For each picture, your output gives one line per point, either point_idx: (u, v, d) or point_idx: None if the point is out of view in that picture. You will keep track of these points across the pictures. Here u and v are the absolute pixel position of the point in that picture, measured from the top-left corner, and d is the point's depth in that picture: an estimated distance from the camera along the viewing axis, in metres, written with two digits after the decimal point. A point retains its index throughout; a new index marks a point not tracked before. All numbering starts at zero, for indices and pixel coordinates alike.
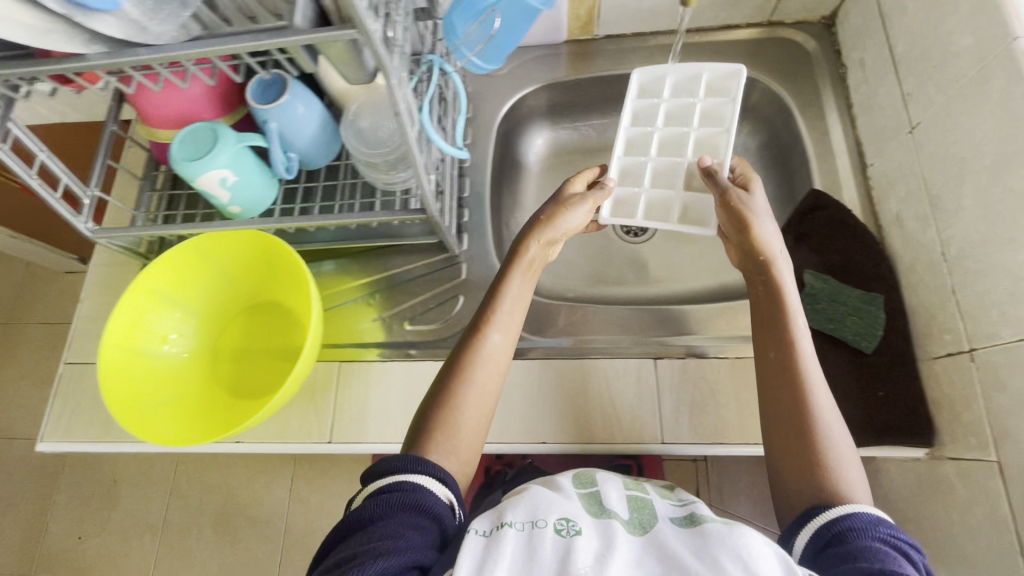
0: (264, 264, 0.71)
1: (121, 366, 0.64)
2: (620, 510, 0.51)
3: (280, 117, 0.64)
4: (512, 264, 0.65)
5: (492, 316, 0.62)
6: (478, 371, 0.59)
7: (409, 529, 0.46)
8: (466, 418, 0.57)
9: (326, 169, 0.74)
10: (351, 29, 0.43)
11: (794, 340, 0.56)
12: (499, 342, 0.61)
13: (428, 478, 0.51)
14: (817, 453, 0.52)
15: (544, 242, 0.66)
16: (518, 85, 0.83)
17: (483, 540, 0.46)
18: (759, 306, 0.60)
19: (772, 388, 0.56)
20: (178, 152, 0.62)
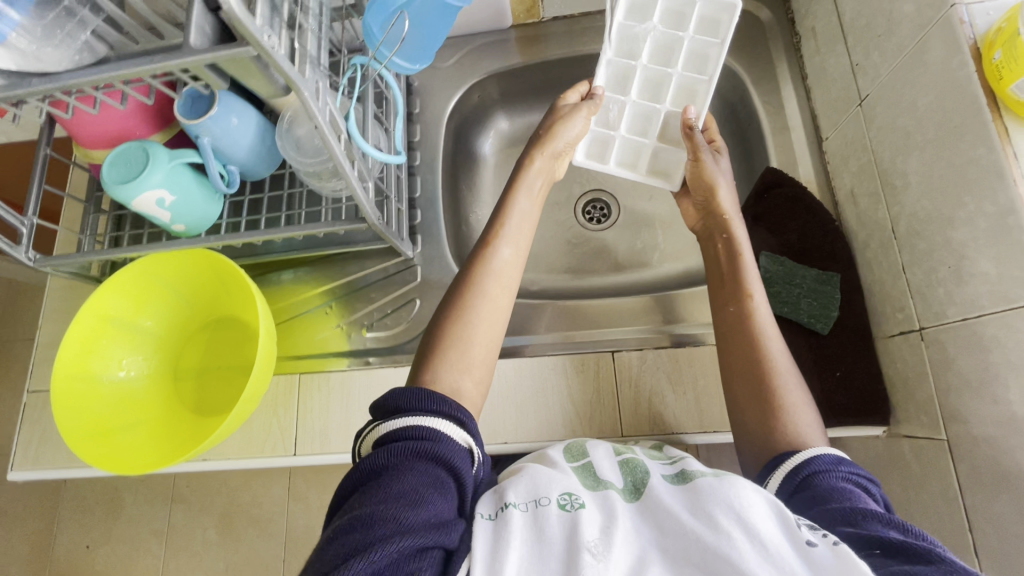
0: (217, 283, 0.70)
1: (76, 390, 0.64)
2: (612, 477, 0.52)
3: (212, 131, 0.62)
4: (518, 176, 0.66)
5: (501, 231, 0.61)
6: (490, 283, 0.58)
7: (434, 489, 0.44)
8: (477, 335, 0.56)
9: (271, 179, 0.73)
10: (249, 47, 0.40)
11: (749, 294, 0.60)
12: (509, 257, 0.60)
13: (442, 421, 0.48)
14: (775, 397, 0.54)
15: (546, 155, 0.68)
16: (466, 76, 0.81)
17: (492, 525, 0.44)
18: (719, 262, 0.64)
19: (734, 340, 0.58)
20: (108, 176, 0.61)
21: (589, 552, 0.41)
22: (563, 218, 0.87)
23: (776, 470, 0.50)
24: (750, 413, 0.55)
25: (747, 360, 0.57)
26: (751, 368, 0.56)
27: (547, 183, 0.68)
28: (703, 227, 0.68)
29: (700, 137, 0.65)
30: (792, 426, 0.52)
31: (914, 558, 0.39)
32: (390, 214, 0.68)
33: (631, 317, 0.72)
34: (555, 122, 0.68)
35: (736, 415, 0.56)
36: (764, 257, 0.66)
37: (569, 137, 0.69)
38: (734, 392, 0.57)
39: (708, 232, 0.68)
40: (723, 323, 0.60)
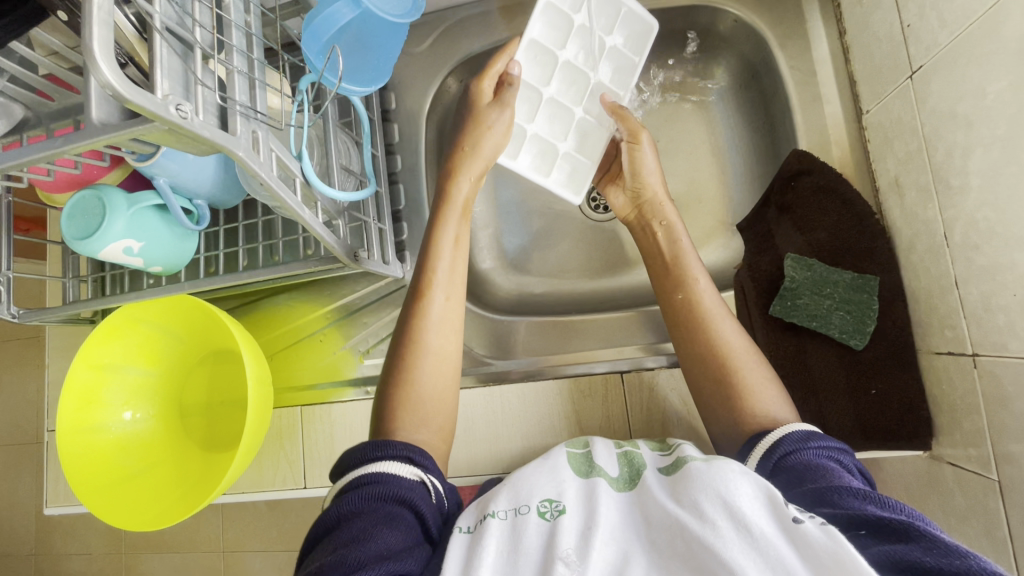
0: (207, 321, 0.67)
1: (85, 445, 0.64)
2: (609, 468, 0.51)
3: (167, 170, 0.56)
4: (445, 208, 0.57)
5: (431, 278, 0.54)
6: (432, 337, 0.53)
7: (386, 523, 0.41)
8: (428, 389, 0.52)
9: (245, 205, 0.67)
10: (155, 121, 0.34)
11: (694, 279, 0.56)
12: (446, 305, 0.54)
13: (386, 462, 0.46)
14: (730, 377, 0.51)
15: (472, 177, 0.58)
16: (445, 59, 0.71)
17: (468, 538, 0.44)
18: (660, 250, 0.60)
19: (678, 321, 0.55)
20: (68, 231, 0.56)
21: (563, 563, 0.39)
22: (564, 208, 0.79)
23: (756, 445, 0.46)
24: (717, 396, 0.51)
25: (702, 349, 0.53)
26: (711, 355, 0.52)
27: (465, 211, 0.58)
28: (633, 217, 0.65)
29: (639, 121, 0.63)
30: (760, 407, 0.49)
31: (895, 537, 0.35)
32: (370, 240, 0.63)
33: (627, 332, 0.70)
34: (468, 130, 0.59)
35: (704, 398, 0.52)
36: (788, 261, 0.58)
37: (491, 147, 0.59)
38: (697, 380, 0.53)
39: (641, 221, 0.63)
40: (671, 310, 0.56)
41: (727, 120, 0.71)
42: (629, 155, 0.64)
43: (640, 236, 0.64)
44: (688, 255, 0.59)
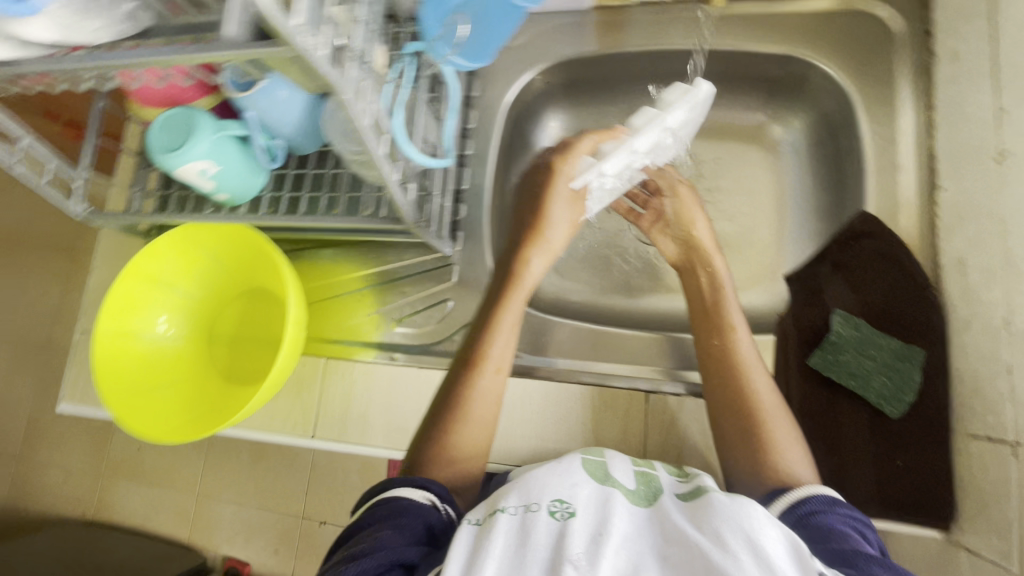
0: (253, 256, 0.69)
1: (118, 350, 0.66)
2: (625, 480, 0.51)
3: (258, 104, 0.59)
4: (511, 289, 0.62)
5: (487, 350, 0.59)
6: (477, 408, 0.57)
7: (394, 527, 0.48)
8: (466, 445, 0.56)
9: (317, 155, 0.69)
10: (282, 45, 0.37)
11: (733, 328, 0.59)
12: (493, 379, 0.59)
13: (403, 487, 0.52)
14: (759, 436, 0.53)
15: (541, 253, 0.65)
16: (535, 59, 0.73)
17: (476, 531, 0.45)
18: (702, 295, 0.63)
19: (711, 372, 0.57)
20: (155, 141, 0.59)
21: (572, 565, 0.40)
22: (617, 225, 0.80)
23: (779, 496, 0.48)
24: (742, 450, 0.53)
25: (736, 401, 0.55)
26: (744, 410, 0.54)
27: (530, 290, 0.64)
28: (680, 259, 0.67)
29: (685, 190, 0.68)
30: (785, 464, 0.50)
31: None
32: (431, 213, 0.64)
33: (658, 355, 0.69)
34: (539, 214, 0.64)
35: (726, 449, 0.54)
36: (836, 317, 0.58)
37: (556, 239, 0.65)
38: (724, 429, 0.55)
39: (686, 264, 0.66)
40: (707, 356, 0.58)
41: (796, 173, 0.72)
42: (676, 207, 0.68)
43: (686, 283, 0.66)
44: (732, 303, 0.61)
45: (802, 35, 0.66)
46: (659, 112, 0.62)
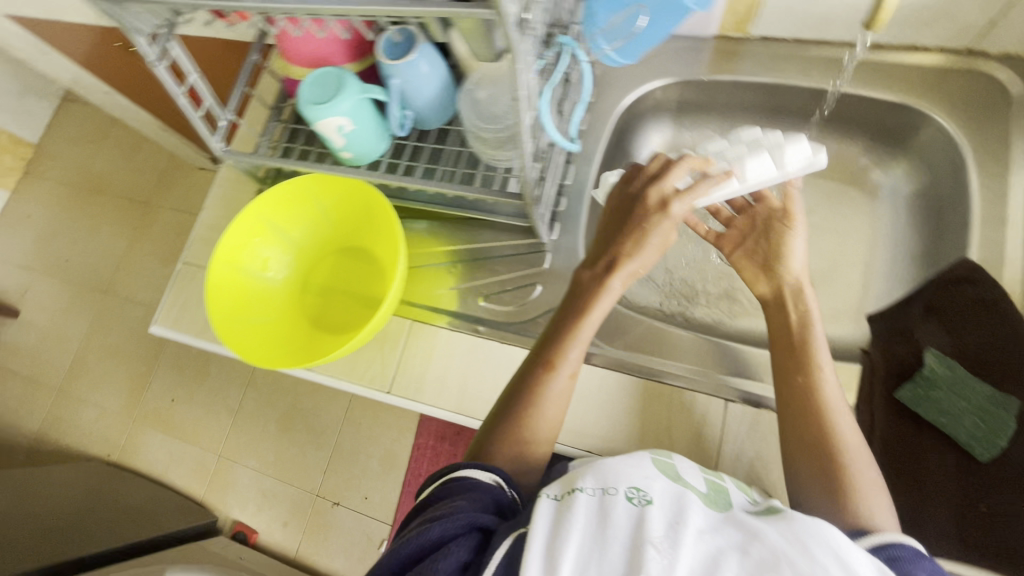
0: (362, 212, 0.74)
1: (228, 284, 0.71)
2: (696, 483, 0.52)
3: (403, 74, 0.65)
4: (598, 295, 0.64)
5: (564, 355, 0.63)
6: (548, 409, 0.62)
7: (470, 498, 0.53)
8: (534, 441, 0.61)
9: (437, 133, 0.74)
10: (486, 7, 0.41)
11: (818, 366, 0.58)
12: (565, 384, 0.63)
13: (475, 468, 0.57)
14: (837, 475, 0.54)
15: (625, 276, 0.63)
16: (651, 75, 0.77)
17: (555, 505, 0.47)
18: (788, 331, 0.62)
19: (790, 409, 0.58)
20: (306, 95, 0.64)
21: (653, 547, 0.41)
22: (702, 243, 0.82)
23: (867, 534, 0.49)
24: (816, 493, 0.54)
25: (816, 440, 0.55)
26: (824, 451, 0.55)
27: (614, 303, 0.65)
28: (770, 294, 0.65)
29: (798, 206, 0.65)
30: (866, 510, 0.51)
31: None
32: (541, 198, 0.67)
33: (744, 368, 0.69)
34: (631, 236, 0.63)
35: (800, 486, 0.55)
36: (930, 354, 0.59)
37: (645, 260, 0.63)
38: (798, 468, 0.56)
39: (776, 299, 0.64)
40: (787, 392, 0.59)
41: (891, 218, 0.74)
42: (782, 236, 0.66)
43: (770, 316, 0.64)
44: (819, 341, 0.60)
45: (919, 86, 0.68)
46: (773, 174, 0.66)
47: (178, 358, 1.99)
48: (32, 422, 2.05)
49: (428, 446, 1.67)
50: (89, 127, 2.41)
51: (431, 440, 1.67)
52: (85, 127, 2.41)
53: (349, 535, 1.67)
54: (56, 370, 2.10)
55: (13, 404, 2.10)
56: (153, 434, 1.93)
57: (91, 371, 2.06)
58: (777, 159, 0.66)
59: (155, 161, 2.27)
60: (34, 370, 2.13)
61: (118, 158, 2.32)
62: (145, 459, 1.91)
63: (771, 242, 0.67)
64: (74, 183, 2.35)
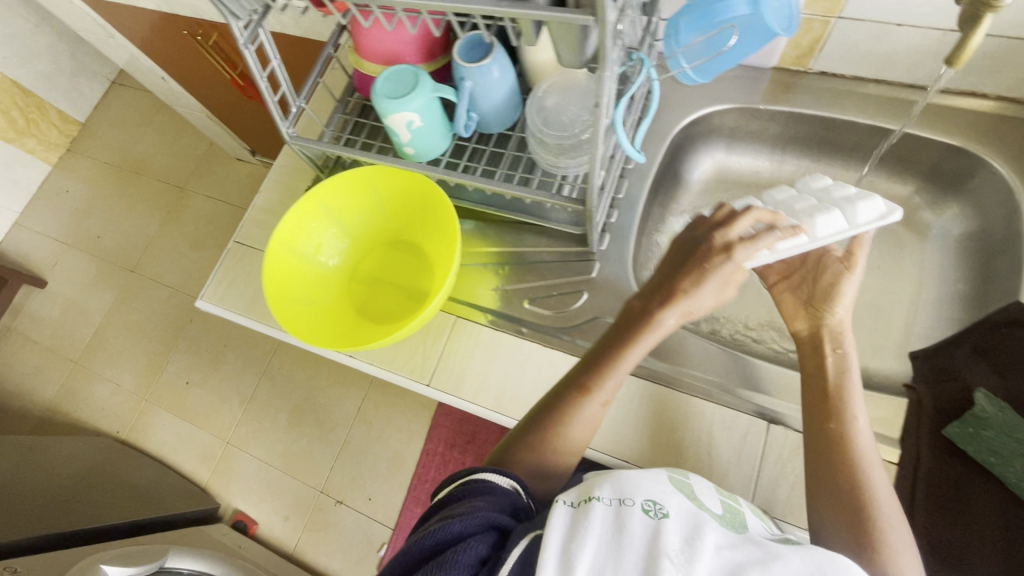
0: (418, 208, 0.75)
1: (283, 265, 0.72)
2: (711, 505, 0.52)
3: (476, 78, 0.67)
4: (647, 331, 0.63)
5: (603, 383, 0.63)
6: (577, 430, 0.63)
7: (487, 499, 0.53)
8: (557, 457, 0.62)
9: (497, 136, 0.76)
10: (586, 14, 0.43)
11: (853, 414, 0.58)
12: (598, 410, 0.63)
13: (492, 472, 0.56)
14: (867, 522, 0.54)
15: (680, 313, 0.62)
16: (708, 100, 0.79)
17: (571, 512, 0.47)
18: (823, 374, 0.62)
19: (822, 453, 0.58)
20: (381, 89, 0.67)
21: (669, 560, 0.41)
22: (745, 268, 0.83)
23: None
24: (841, 539, 0.54)
25: (849, 489, 0.55)
26: (852, 498, 0.55)
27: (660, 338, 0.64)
28: (807, 331, 0.65)
29: (863, 246, 0.64)
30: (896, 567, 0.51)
31: None
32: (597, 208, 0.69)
33: (789, 393, 0.68)
34: (691, 276, 0.61)
35: (824, 528, 0.55)
36: (981, 393, 0.59)
37: (701, 301, 0.62)
38: (821, 510, 0.56)
39: (812, 338, 0.64)
40: (818, 437, 0.59)
41: (939, 258, 0.74)
42: (835, 275, 0.65)
43: (806, 356, 0.64)
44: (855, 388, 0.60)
45: (976, 132, 0.69)
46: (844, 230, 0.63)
47: (197, 342, 2.01)
48: (45, 392, 2.07)
49: (437, 452, 1.66)
50: (135, 111, 2.48)
51: (440, 447, 1.66)
52: (132, 110, 2.49)
53: (350, 535, 1.66)
54: (75, 343, 2.13)
55: (29, 372, 2.12)
56: (163, 415, 1.94)
57: (110, 347, 2.09)
58: (849, 215, 0.63)
59: (195, 149, 2.33)
60: (54, 341, 2.15)
61: (160, 143, 2.39)
62: (152, 439, 1.92)
63: (819, 281, 0.66)
64: (114, 163, 2.41)
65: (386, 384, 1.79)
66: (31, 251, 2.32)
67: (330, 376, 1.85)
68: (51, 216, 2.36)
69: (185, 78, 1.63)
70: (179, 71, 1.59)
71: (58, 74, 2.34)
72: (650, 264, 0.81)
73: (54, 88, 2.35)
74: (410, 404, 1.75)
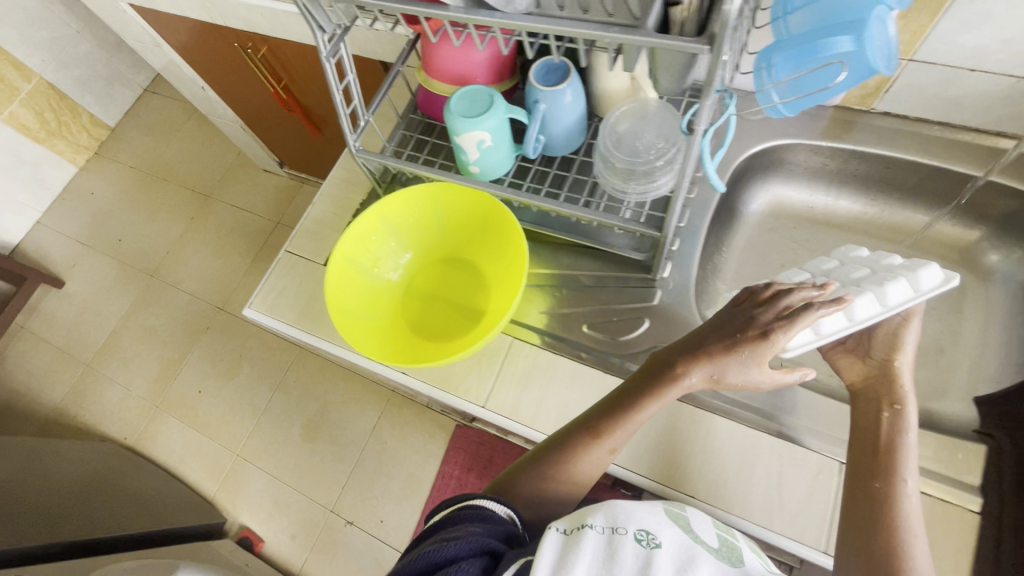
0: (478, 227, 0.75)
1: (344, 273, 0.72)
2: (707, 539, 0.53)
3: (550, 101, 0.68)
4: (666, 388, 0.61)
5: (614, 431, 0.62)
6: (580, 472, 0.63)
7: (483, 524, 0.53)
8: (554, 495, 0.64)
9: (561, 160, 0.77)
10: (701, 44, 0.43)
11: (903, 477, 0.56)
12: (605, 457, 0.63)
13: (489, 497, 0.56)
14: None
15: (706, 375, 0.60)
16: (769, 135, 0.80)
17: (563, 537, 0.48)
18: (875, 432, 0.59)
19: (859, 513, 0.57)
20: (455, 107, 0.68)
21: None
22: None
23: None
24: None
25: (885, 553, 0.53)
26: (886, 561, 0.53)
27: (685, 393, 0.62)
28: (862, 384, 0.63)
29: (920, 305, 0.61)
30: None
31: None
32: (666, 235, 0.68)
33: (834, 424, 0.67)
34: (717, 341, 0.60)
35: None
36: None
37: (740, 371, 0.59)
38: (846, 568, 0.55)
39: (868, 391, 0.62)
40: (858, 494, 0.57)
41: (1003, 303, 0.74)
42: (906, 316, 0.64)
43: (861, 412, 0.61)
44: (906, 450, 0.57)
45: None
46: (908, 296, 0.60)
47: (213, 350, 1.99)
48: (54, 394, 2.04)
49: (453, 475, 1.62)
50: (165, 118, 2.52)
51: (456, 471, 1.62)
52: (163, 118, 2.52)
53: (359, 558, 1.60)
54: (89, 345, 2.10)
55: (39, 373, 2.09)
56: (173, 423, 1.91)
57: (123, 351, 2.06)
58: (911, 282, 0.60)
59: (223, 158, 2.35)
60: (67, 342, 2.13)
61: (188, 151, 2.41)
62: (160, 448, 1.87)
63: (879, 337, 0.63)
64: (140, 168, 2.43)
65: (404, 403, 1.77)
66: (50, 251, 2.31)
67: (346, 391, 1.82)
68: (74, 217, 2.37)
69: (224, 88, 1.66)
70: (219, 81, 1.62)
71: (92, 79, 2.39)
72: (707, 295, 0.80)
73: (87, 93, 2.39)
74: (427, 424, 1.72)
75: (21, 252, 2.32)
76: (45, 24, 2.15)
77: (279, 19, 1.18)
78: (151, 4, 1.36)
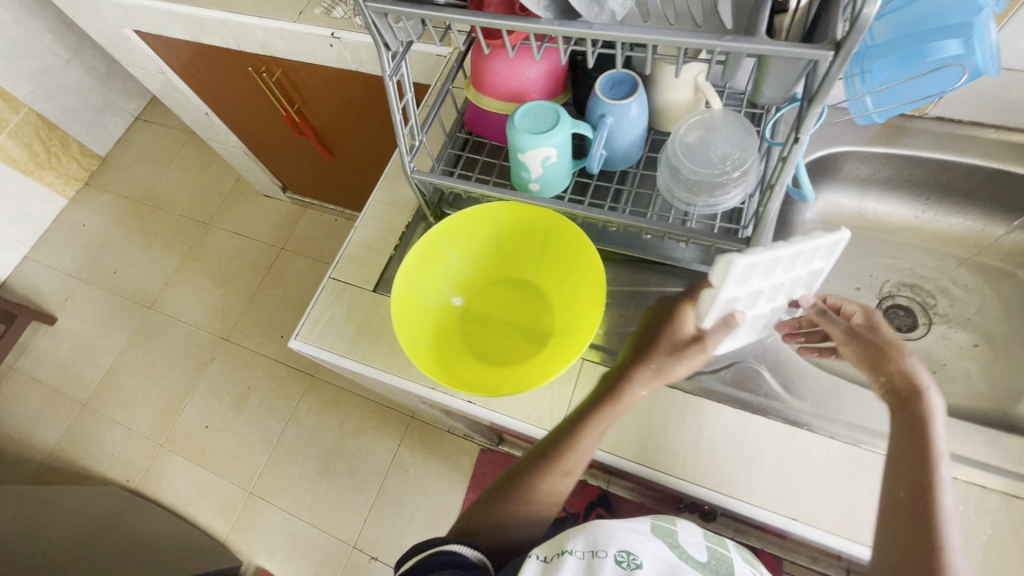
0: (540, 246, 0.73)
1: (405, 298, 0.69)
2: (696, 553, 0.54)
3: (618, 114, 0.66)
4: (613, 401, 0.60)
5: (569, 456, 0.62)
6: (539, 494, 0.64)
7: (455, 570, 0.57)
8: (515, 519, 0.65)
9: (618, 174, 0.75)
10: (827, 51, 0.41)
11: (938, 487, 0.50)
12: (562, 480, 0.63)
13: (458, 541, 0.60)
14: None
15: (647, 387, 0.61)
16: (822, 142, 0.79)
17: (542, 565, 0.52)
18: (896, 443, 0.53)
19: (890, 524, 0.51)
20: (520, 123, 0.65)
21: None
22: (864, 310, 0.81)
23: None
24: None
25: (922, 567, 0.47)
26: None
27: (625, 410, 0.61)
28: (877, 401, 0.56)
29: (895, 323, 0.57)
30: None
31: None
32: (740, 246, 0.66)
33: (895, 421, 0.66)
34: (655, 352, 0.60)
35: None
36: None
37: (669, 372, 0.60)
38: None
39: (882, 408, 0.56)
40: (890, 505, 0.52)
41: None
42: None
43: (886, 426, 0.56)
44: (940, 460, 0.51)
45: None
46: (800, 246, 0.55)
47: (218, 382, 1.92)
48: (49, 437, 1.93)
49: None
50: (159, 146, 2.46)
51: None
52: (156, 146, 2.46)
53: None
54: (85, 383, 2.01)
55: (32, 415, 1.99)
56: (179, 462, 1.82)
57: (123, 388, 1.97)
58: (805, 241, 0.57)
59: (221, 185, 2.30)
60: (61, 382, 2.03)
61: (184, 179, 2.35)
62: (166, 489, 1.78)
63: None
64: (134, 198, 2.36)
65: (423, 429, 1.71)
66: (40, 286, 2.22)
67: (362, 419, 1.76)
68: (64, 250, 2.28)
69: (229, 114, 1.62)
70: (224, 107, 1.59)
71: (82, 108, 2.33)
72: None
73: (77, 122, 2.33)
74: (449, 450, 1.67)
75: (9, 288, 2.22)
76: (33, 53, 2.10)
77: (297, 41, 1.16)
78: (157, 29, 1.33)
